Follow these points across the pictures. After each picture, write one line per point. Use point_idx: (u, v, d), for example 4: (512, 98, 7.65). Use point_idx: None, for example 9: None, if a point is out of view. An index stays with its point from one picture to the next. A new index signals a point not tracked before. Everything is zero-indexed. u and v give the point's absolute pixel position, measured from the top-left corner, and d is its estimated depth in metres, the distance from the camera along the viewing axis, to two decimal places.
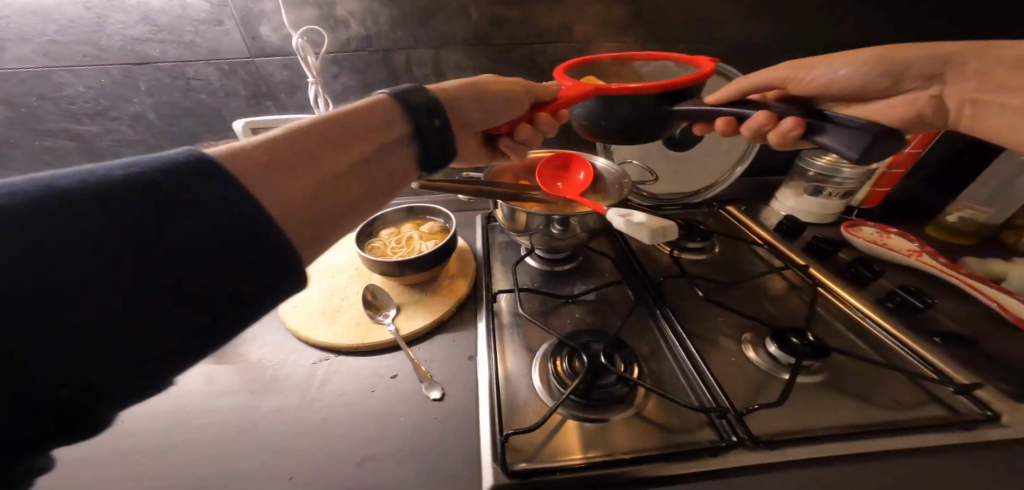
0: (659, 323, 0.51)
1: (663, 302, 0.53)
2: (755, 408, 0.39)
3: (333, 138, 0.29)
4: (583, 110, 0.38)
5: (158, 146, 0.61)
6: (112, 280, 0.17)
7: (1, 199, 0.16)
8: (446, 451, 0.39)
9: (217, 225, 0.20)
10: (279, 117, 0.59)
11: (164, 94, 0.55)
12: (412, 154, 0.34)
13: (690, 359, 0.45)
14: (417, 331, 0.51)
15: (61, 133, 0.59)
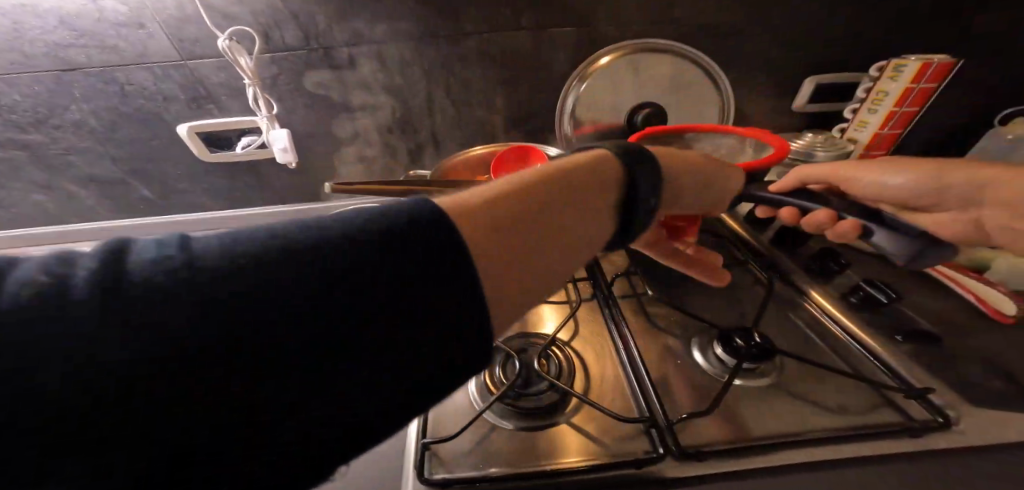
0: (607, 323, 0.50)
1: (613, 303, 0.52)
2: (686, 417, 0.38)
3: (556, 190, 0.24)
4: None
5: (107, 153, 0.60)
6: (131, 312, 0.14)
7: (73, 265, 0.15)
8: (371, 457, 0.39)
9: (245, 263, 0.16)
10: (221, 120, 0.57)
11: (102, 100, 0.54)
12: (616, 222, 0.27)
13: (630, 364, 0.45)
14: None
15: (8, 144, 0.58)
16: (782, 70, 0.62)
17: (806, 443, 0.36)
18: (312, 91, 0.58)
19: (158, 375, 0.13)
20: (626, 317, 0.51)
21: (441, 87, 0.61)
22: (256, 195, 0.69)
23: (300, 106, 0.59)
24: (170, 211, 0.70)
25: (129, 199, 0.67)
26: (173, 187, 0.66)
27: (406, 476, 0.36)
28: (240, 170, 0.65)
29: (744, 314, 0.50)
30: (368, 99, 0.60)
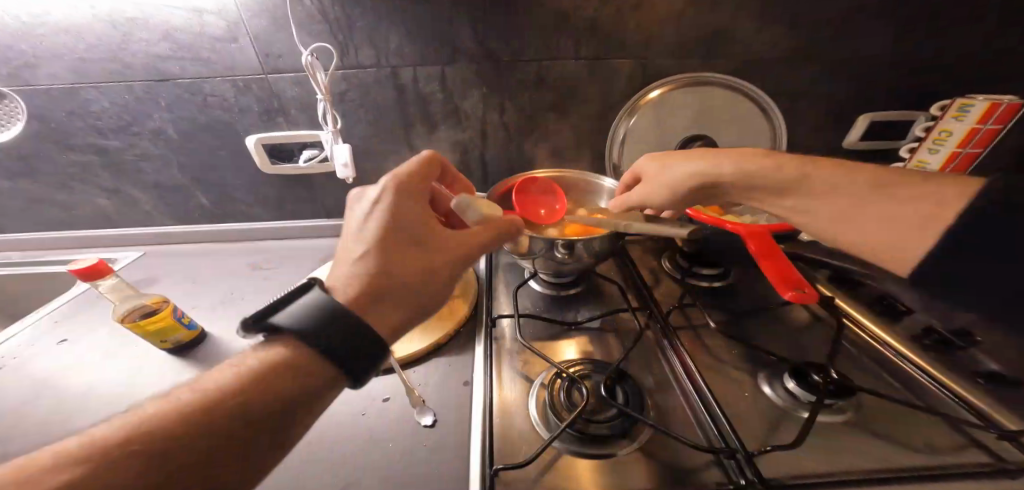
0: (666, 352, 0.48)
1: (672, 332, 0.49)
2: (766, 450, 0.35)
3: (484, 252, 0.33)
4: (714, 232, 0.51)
5: (177, 161, 0.64)
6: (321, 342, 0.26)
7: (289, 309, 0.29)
8: (431, 480, 0.37)
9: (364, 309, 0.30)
10: (289, 132, 0.60)
11: (183, 110, 0.58)
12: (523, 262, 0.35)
13: (697, 392, 0.42)
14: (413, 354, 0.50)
15: (88, 147, 0.62)
16: (827, 104, 0.64)
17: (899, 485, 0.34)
18: (375, 109, 0.61)
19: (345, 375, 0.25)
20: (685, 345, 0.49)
21: (496, 110, 0.63)
22: (306, 207, 0.72)
23: (362, 123, 0.62)
24: (223, 219, 0.73)
25: (188, 205, 0.70)
26: (231, 196, 0.69)
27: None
28: (295, 182, 0.68)
29: (811, 349, 0.48)
30: (426, 119, 0.63)
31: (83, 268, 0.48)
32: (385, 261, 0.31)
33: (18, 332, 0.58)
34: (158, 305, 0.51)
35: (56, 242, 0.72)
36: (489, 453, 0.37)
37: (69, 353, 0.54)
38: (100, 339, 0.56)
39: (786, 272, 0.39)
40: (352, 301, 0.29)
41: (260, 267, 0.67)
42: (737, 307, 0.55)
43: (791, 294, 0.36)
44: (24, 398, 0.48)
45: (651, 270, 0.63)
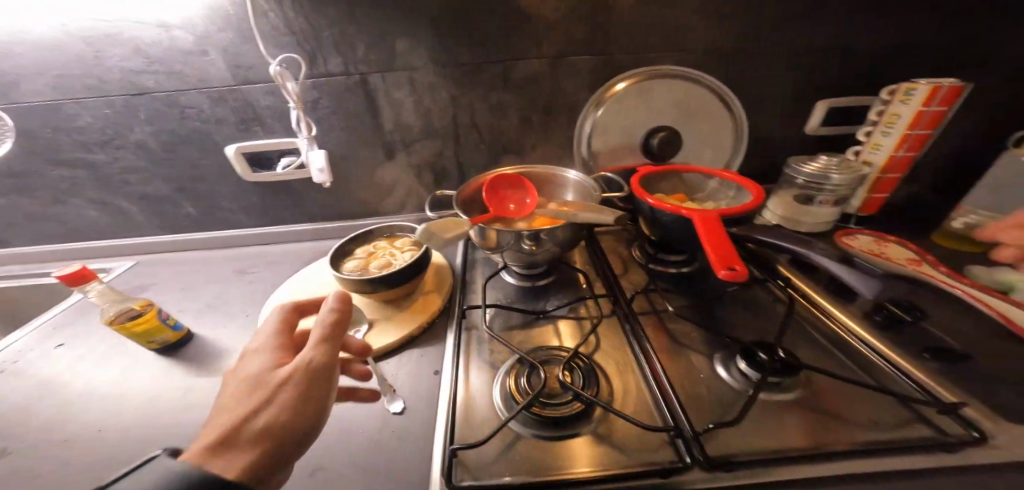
0: (628, 336, 0.50)
1: (633, 318, 0.51)
2: (711, 428, 0.37)
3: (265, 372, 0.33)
4: (670, 217, 0.52)
5: (162, 173, 0.67)
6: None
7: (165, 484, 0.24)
8: (396, 462, 0.40)
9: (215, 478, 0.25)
10: (265, 140, 0.63)
11: (162, 123, 0.61)
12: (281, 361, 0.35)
13: (652, 375, 0.44)
14: (386, 347, 0.52)
15: (75, 161, 0.65)
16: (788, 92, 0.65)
17: (838, 456, 0.35)
18: (346, 116, 0.63)
19: None
20: (646, 330, 0.51)
21: (465, 112, 0.65)
22: (289, 212, 0.74)
23: (336, 130, 0.64)
24: (211, 227, 0.75)
25: (175, 215, 0.73)
26: (216, 205, 0.72)
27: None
28: (276, 188, 0.71)
29: (768, 329, 0.50)
30: (397, 123, 0.65)
31: (65, 275, 0.50)
32: (239, 407, 0.30)
33: (23, 336, 0.62)
34: (143, 308, 0.54)
35: (53, 254, 0.75)
36: (452, 436, 0.40)
37: (69, 354, 0.58)
38: (98, 341, 0.60)
39: (726, 254, 0.42)
40: (198, 458, 0.27)
41: (245, 272, 0.69)
42: (702, 291, 0.57)
43: (727, 276, 0.39)
44: (27, 396, 0.51)
45: (621, 257, 0.65)
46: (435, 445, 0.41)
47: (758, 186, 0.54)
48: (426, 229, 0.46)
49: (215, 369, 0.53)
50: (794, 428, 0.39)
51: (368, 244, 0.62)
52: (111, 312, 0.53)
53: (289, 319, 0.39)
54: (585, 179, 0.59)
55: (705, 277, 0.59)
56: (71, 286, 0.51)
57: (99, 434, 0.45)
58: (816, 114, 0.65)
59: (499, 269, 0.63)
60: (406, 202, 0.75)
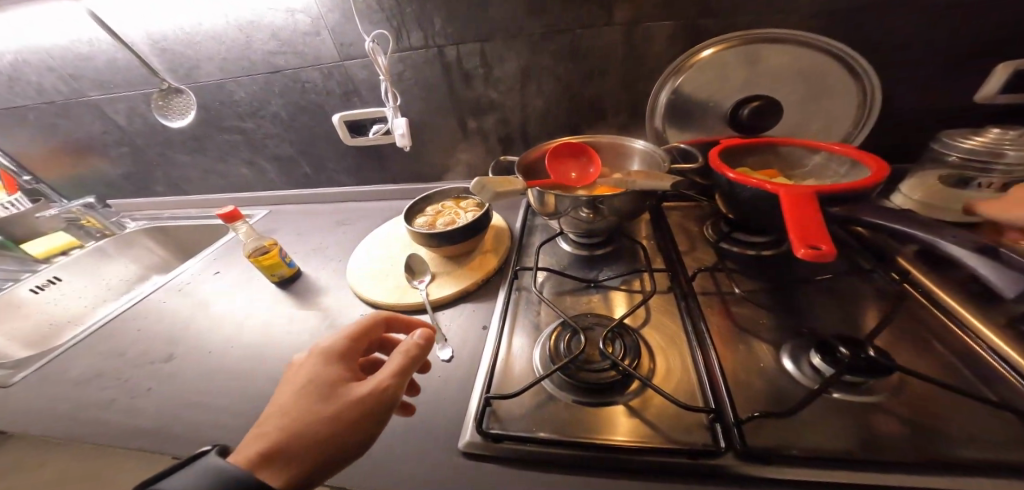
0: (682, 315, 0.46)
1: (691, 296, 0.47)
2: (756, 416, 0.34)
3: (326, 379, 0.35)
4: (753, 191, 0.42)
5: (288, 139, 0.83)
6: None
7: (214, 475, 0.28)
8: (441, 398, 0.45)
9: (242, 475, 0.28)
10: (362, 110, 0.73)
11: (289, 96, 0.74)
12: (342, 368, 0.37)
13: (701, 356, 0.41)
14: (442, 298, 0.58)
15: (233, 128, 0.83)
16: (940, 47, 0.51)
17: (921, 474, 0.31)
18: (426, 87, 0.69)
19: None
20: (706, 311, 0.46)
21: (533, 82, 0.66)
22: (378, 174, 0.86)
23: (417, 101, 0.71)
24: (320, 184, 0.91)
25: (296, 173, 0.90)
26: (325, 166, 0.87)
27: (466, 431, 0.40)
28: (369, 152, 0.82)
29: (858, 324, 0.42)
30: (470, 94, 0.69)
31: (224, 213, 0.64)
32: (298, 415, 0.32)
33: (187, 268, 0.82)
34: (270, 247, 0.67)
35: (222, 200, 1.00)
36: (487, 388, 0.42)
37: (216, 284, 0.76)
38: (234, 276, 0.77)
39: (810, 228, 0.31)
40: (246, 464, 0.29)
41: (342, 223, 0.83)
42: (783, 274, 0.50)
43: (803, 252, 0.29)
44: (191, 314, 0.69)
45: (686, 235, 0.59)
46: (474, 388, 0.45)
47: (885, 164, 0.41)
48: (479, 182, 0.48)
49: (316, 302, 0.65)
50: (868, 435, 0.34)
51: (437, 203, 0.68)
52: (248, 246, 0.67)
53: (364, 330, 0.41)
54: (654, 148, 0.55)
55: (787, 262, 0.51)
56: (227, 223, 0.65)
57: (239, 339, 0.60)
58: (992, 79, 0.52)
59: (555, 235, 0.63)
60: (474, 169, 0.80)
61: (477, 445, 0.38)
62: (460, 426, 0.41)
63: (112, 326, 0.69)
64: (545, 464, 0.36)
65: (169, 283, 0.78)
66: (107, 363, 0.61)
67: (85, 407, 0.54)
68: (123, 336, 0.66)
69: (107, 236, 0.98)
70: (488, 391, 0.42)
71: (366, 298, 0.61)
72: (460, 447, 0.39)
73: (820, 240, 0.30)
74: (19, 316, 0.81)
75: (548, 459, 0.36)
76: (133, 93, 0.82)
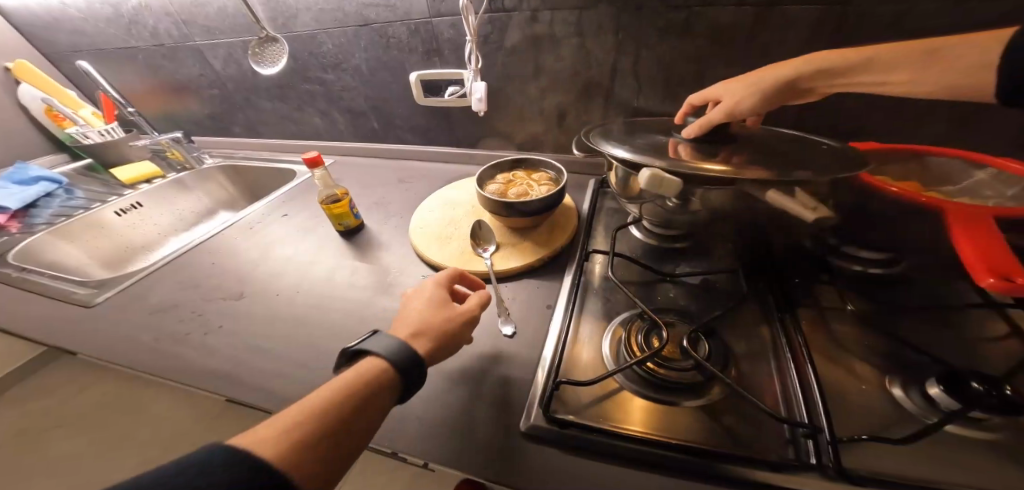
0: (774, 326, 0.43)
1: (785, 307, 0.44)
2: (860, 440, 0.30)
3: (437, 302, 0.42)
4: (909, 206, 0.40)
5: (363, 93, 0.84)
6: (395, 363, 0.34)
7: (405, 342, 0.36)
8: (504, 375, 0.45)
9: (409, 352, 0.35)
10: (441, 71, 0.72)
11: (373, 50, 0.74)
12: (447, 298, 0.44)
13: (795, 371, 0.37)
14: (507, 269, 0.57)
15: (314, 80, 0.86)
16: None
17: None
18: (512, 54, 0.66)
19: (410, 371, 0.34)
20: (804, 327, 0.42)
21: (630, 57, 0.61)
22: (444, 136, 0.86)
23: (499, 67, 0.69)
24: (386, 141, 0.93)
25: (366, 127, 0.92)
26: (394, 122, 0.88)
27: (529, 409, 0.40)
28: (440, 114, 0.81)
29: (988, 367, 0.36)
30: (556, 65, 0.65)
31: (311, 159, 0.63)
32: (421, 321, 0.39)
33: (256, 208, 0.88)
34: (342, 196, 0.69)
35: (295, 145, 1.05)
36: (554, 372, 0.42)
37: (284, 227, 0.80)
38: (297, 221, 0.81)
39: (996, 256, 0.30)
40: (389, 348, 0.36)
41: (405, 181, 0.85)
42: (896, 301, 0.44)
43: (991, 282, 0.28)
44: (264, 252, 0.74)
45: (776, 241, 0.54)
46: (537, 368, 0.45)
47: None
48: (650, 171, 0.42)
49: (376, 256, 0.68)
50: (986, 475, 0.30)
51: (507, 173, 0.67)
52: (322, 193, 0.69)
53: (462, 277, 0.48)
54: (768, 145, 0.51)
55: (895, 287, 0.46)
56: (309, 167, 0.65)
57: (304, 284, 0.64)
58: None
59: (628, 221, 0.61)
60: (543, 142, 0.78)
61: (538, 427, 0.38)
62: (522, 405, 0.41)
63: (196, 255, 0.76)
64: (604, 455, 0.35)
65: (243, 221, 0.84)
66: (193, 289, 0.67)
67: (177, 327, 0.60)
68: (205, 265, 0.72)
69: (187, 169, 1.05)
70: (553, 373, 0.42)
71: (428, 259, 0.62)
72: (523, 427, 0.38)
73: (1017, 272, 0.28)
74: (104, 234, 0.90)
75: (609, 448, 0.35)
76: (233, 41, 0.86)
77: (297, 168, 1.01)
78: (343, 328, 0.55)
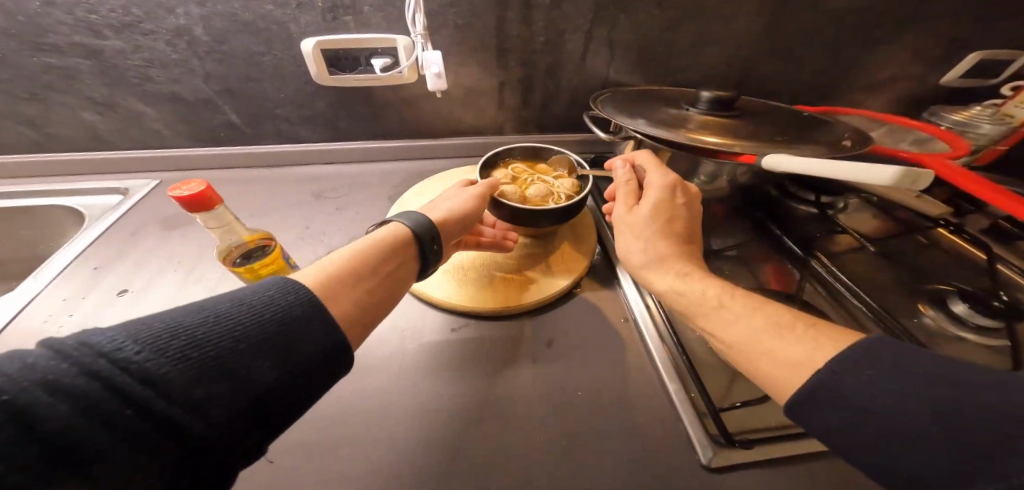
0: (821, 268, 0.44)
1: (815, 252, 0.46)
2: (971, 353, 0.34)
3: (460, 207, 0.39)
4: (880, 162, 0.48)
5: (198, 71, 0.51)
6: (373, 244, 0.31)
7: (418, 222, 0.34)
8: (637, 415, 0.35)
9: (429, 228, 0.34)
10: (359, 37, 0.50)
11: (220, 2, 0.45)
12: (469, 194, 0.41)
13: (867, 304, 0.39)
14: (559, 291, 0.44)
15: (69, 49, 0.47)
16: (956, 36, 0.59)
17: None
18: (463, 13, 0.51)
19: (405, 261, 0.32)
20: (838, 268, 0.45)
21: (605, 23, 0.54)
22: (361, 128, 0.61)
23: (445, 32, 0.52)
24: (256, 143, 0.60)
25: (211, 123, 0.57)
26: (268, 114, 0.57)
27: (699, 439, 0.32)
28: (353, 99, 0.57)
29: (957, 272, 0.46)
30: (523, 31, 0.53)
31: (186, 199, 0.28)
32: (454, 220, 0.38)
33: (47, 286, 0.40)
34: (262, 244, 0.36)
35: (38, 168, 0.55)
36: (698, 385, 0.35)
37: (149, 307, 0.39)
38: (179, 290, 0.40)
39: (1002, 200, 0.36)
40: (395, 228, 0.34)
41: (324, 196, 0.57)
42: (869, 228, 0.52)
43: None
44: None
45: (771, 189, 0.56)
46: (664, 385, 0.37)
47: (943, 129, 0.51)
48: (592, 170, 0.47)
49: None
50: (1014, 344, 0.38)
51: (507, 169, 0.50)
52: (219, 244, 0.35)
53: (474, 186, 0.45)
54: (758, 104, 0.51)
55: (858, 214, 0.54)
56: (190, 210, 0.29)
57: None
58: (965, 66, 0.60)
59: None
60: (502, 124, 0.65)
61: (725, 458, 0.31)
62: (674, 442, 0.33)
63: None
64: (794, 458, 0.32)
65: (11, 323, 0.36)
66: None
67: None
68: None
69: None
70: (696, 388, 0.35)
71: (452, 306, 0.42)
72: (706, 463, 0.31)
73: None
74: None
75: (796, 451, 0.32)
76: None
77: (79, 204, 0.54)
78: (366, 453, 0.32)
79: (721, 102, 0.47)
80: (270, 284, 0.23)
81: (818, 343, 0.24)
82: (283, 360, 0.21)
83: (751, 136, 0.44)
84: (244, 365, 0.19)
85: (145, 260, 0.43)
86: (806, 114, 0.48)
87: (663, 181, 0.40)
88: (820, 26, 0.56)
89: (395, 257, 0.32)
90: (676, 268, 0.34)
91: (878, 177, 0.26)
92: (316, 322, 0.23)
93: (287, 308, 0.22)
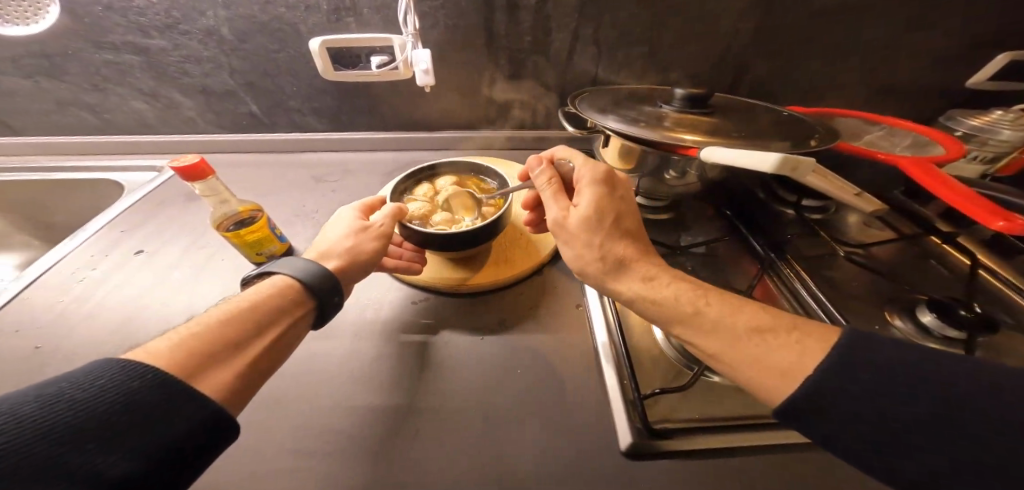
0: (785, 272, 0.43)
1: (785, 255, 0.45)
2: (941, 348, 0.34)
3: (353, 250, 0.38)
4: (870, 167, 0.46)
5: (225, 66, 0.58)
6: (253, 306, 0.29)
7: (312, 277, 0.33)
8: (567, 396, 0.36)
9: (321, 281, 0.33)
10: (358, 36, 0.54)
11: (242, 6, 0.51)
12: (358, 237, 0.38)
13: (822, 308, 0.39)
14: (516, 277, 0.46)
15: (125, 47, 0.55)
16: (979, 36, 0.55)
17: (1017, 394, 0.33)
18: (455, 13, 0.54)
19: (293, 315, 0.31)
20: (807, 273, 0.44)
21: (592, 23, 0.55)
22: (362, 120, 0.67)
23: (438, 32, 0.56)
24: (271, 130, 0.67)
25: (234, 112, 0.64)
26: (283, 106, 0.64)
27: (621, 425, 0.33)
28: (356, 93, 0.62)
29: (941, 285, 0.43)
30: (512, 30, 0.56)
31: (181, 168, 0.34)
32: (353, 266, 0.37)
33: (82, 243, 0.48)
34: (251, 214, 0.41)
35: (96, 148, 0.65)
36: (629, 374, 0.36)
37: (160, 265, 0.45)
38: (185, 252, 0.47)
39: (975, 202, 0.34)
40: (285, 282, 0.32)
41: (323, 180, 0.62)
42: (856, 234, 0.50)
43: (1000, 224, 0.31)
44: None
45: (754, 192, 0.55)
46: (601, 373, 0.38)
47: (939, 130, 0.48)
48: (514, 189, 0.44)
49: None
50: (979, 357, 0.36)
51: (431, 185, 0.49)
52: (215, 212, 0.40)
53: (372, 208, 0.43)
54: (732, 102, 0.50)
55: (848, 220, 0.51)
56: (186, 179, 0.35)
57: None
58: (990, 67, 0.55)
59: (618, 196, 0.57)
60: (494, 119, 0.68)
61: (642, 443, 0.32)
62: (599, 425, 0.35)
63: None
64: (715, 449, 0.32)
65: (52, 272, 0.44)
66: None
67: None
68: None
69: None
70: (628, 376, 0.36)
71: (415, 282, 0.46)
72: (623, 448, 0.32)
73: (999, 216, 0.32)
74: None
75: (716, 442, 0.32)
76: None
77: (124, 179, 0.64)
78: (314, 404, 0.36)
79: (691, 100, 0.47)
80: (106, 369, 0.21)
81: (807, 346, 0.25)
82: (137, 451, 0.20)
83: (717, 133, 0.44)
84: (83, 468, 0.18)
85: (162, 227, 0.50)
86: (786, 114, 0.47)
87: (601, 191, 0.36)
88: (820, 25, 0.55)
89: (284, 319, 0.30)
90: (642, 274, 0.33)
91: (764, 164, 0.29)
92: (178, 405, 0.21)
93: (136, 396, 0.21)
